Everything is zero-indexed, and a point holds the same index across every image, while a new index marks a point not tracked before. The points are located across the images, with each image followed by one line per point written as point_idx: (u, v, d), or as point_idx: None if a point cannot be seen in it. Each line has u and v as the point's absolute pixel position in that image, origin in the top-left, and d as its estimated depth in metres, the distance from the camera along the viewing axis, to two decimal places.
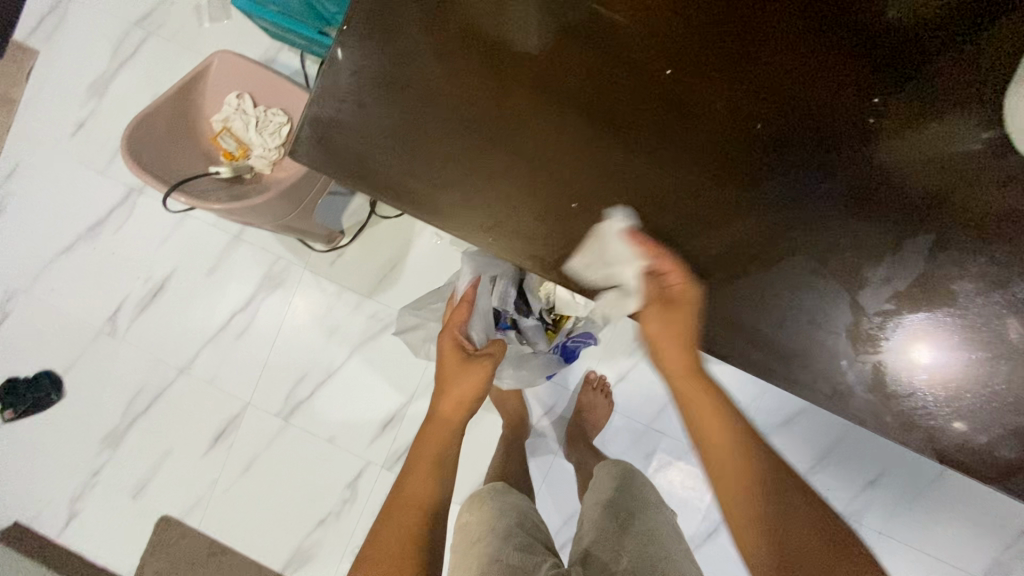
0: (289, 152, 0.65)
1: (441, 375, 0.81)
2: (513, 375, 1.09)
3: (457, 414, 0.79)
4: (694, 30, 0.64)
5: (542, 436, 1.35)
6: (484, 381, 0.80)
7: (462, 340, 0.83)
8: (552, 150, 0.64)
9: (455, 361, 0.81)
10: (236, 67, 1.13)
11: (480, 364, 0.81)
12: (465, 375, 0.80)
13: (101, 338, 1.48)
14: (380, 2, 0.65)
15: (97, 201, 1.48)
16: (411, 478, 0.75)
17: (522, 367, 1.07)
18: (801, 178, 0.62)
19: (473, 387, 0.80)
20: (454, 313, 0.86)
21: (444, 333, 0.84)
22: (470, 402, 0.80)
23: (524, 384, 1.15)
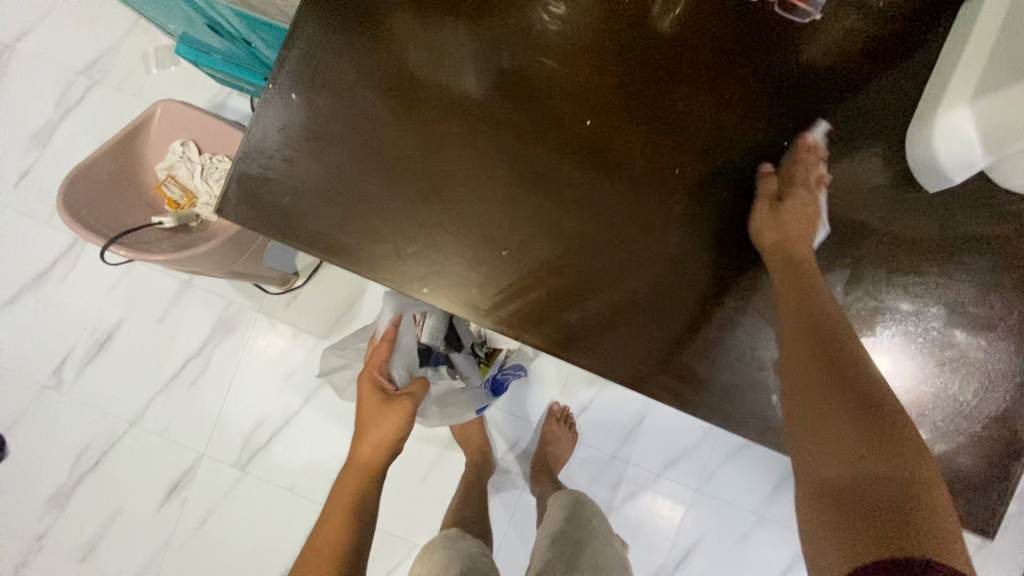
0: (216, 210, 0.64)
1: (360, 417, 0.82)
2: (439, 413, 1.02)
3: (376, 457, 0.79)
4: (614, 80, 0.66)
5: (507, 472, 1.34)
6: (402, 421, 0.80)
7: (382, 380, 0.84)
8: (481, 200, 0.65)
9: (372, 402, 0.81)
10: (180, 116, 1.12)
11: (400, 405, 0.81)
12: (384, 416, 0.80)
13: (46, 393, 1.42)
14: (304, 60, 0.66)
15: (41, 251, 1.43)
16: (325, 525, 0.73)
17: (449, 403, 1.02)
18: (723, 219, 0.65)
19: (391, 428, 0.79)
20: (375, 352, 0.86)
21: (364, 373, 0.85)
22: (390, 443, 0.79)
23: (453, 422, 1.06)
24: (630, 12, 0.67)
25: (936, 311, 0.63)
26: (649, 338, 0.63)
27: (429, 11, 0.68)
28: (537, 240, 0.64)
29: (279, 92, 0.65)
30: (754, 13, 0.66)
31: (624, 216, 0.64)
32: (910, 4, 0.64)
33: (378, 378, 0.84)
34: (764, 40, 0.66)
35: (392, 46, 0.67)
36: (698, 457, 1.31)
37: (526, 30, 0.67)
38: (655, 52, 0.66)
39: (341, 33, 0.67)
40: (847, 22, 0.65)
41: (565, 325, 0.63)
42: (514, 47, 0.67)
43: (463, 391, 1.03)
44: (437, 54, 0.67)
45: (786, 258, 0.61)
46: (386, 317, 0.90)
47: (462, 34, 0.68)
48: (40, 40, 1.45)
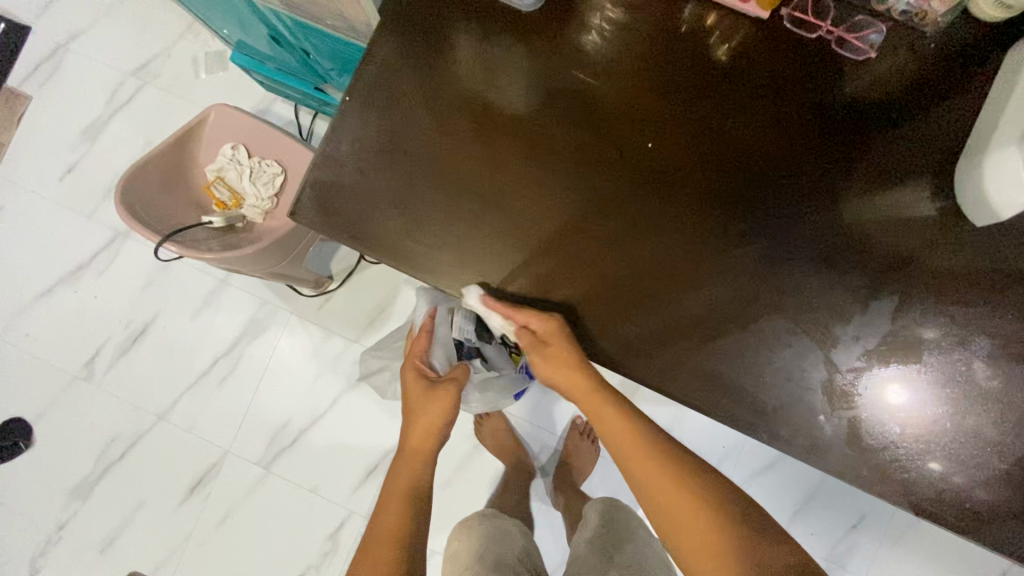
0: (290, 214, 0.67)
1: (407, 408, 0.82)
2: (482, 399, 1.08)
3: (427, 443, 0.80)
4: (667, 105, 0.69)
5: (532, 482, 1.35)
6: (448, 409, 0.80)
7: (425, 369, 0.83)
8: (542, 214, 0.67)
9: (418, 391, 0.81)
10: (233, 120, 1.15)
11: (445, 393, 0.81)
12: (429, 405, 0.80)
13: (76, 384, 1.44)
14: (380, 74, 0.69)
15: (82, 244, 1.47)
16: (383, 512, 0.75)
17: (489, 390, 1.06)
18: (774, 242, 0.67)
19: (437, 416, 0.80)
20: (414, 344, 0.85)
21: (406, 364, 0.84)
22: (439, 429, 0.80)
23: (491, 407, 1.14)
24: (685, 38, 0.69)
25: (981, 341, 0.65)
26: (700, 358, 0.65)
27: (492, 31, 0.71)
28: (593, 257, 0.67)
29: (351, 104, 0.68)
30: (812, 46, 0.68)
31: (674, 235, 0.67)
32: (957, 43, 0.67)
33: (420, 368, 0.83)
34: (819, 72, 0.68)
35: (457, 62, 0.70)
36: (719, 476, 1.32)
37: (583, 53, 0.70)
38: (707, 79, 0.69)
39: (409, 50, 0.70)
40: (894, 59, 0.68)
41: (616, 339, 0.66)
42: (572, 69, 0.70)
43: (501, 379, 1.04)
44: (503, 73, 0.70)
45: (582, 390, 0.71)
46: (423, 308, 0.90)
47: (522, 54, 0.71)
48: (91, 42, 1.50)
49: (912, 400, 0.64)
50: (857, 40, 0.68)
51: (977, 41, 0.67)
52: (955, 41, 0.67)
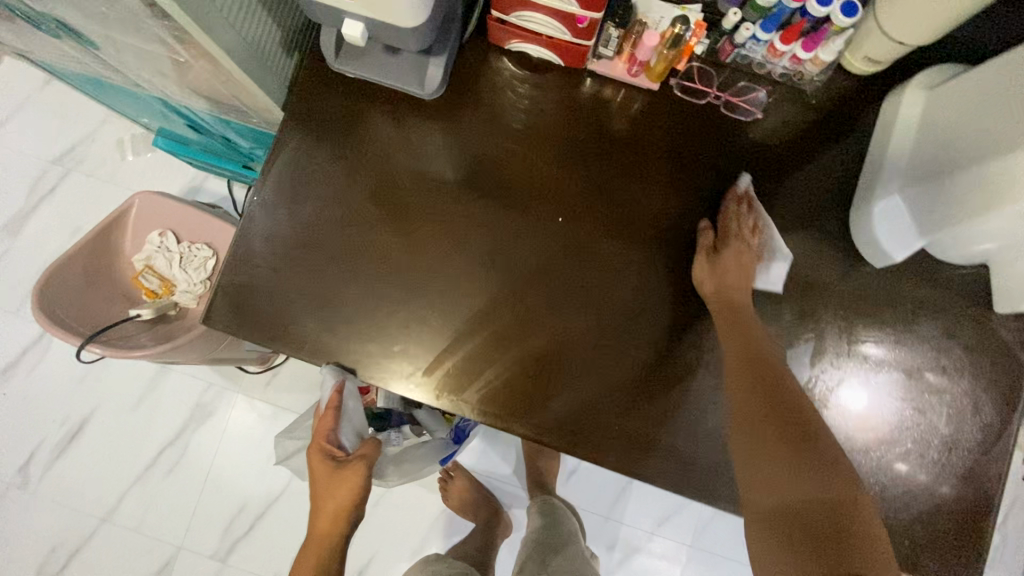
0: (203, 319, 0.66)
1: (314, 490, 0.74)
2: (398, 473, 0.96)
3: (335, 527, 0.74)
4: (574, 175, 0.71)
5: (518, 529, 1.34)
6: (357, 492, 0.73)
7: (331, 449, 0.74)
8: (463, 294, 0.67)
9: (323, 475, 0.73)
10: (157, 207, 1.13)
11: (353, 475, 0.73)
12: (335, 489, 0.72)
13: (9, 493, 1.35)
14: (288, 170, 0.69)
15: (9, 343, 1.40)
16: None
17: (407, 461, 0.97)
18: (692, 299, 0.69)
19: (344, 501, 0.72)
20: (320, 419, 0.74)
21: (313, 442, 0.75)
22: (348, 513, 0.73)
23: (408, 480, 1.03)
24: (587, 109, 0.71)
25: (896, 379, 0.68)
26: (631, 426, 0.66)
27: (399, 112, 0.71)
28: (518, 331, 0.67)
29: (261, 203, 0.68)
30: (704, 108, 0.71)
31: (596, 300, 0.68)
32: (837, 95, 0.71)
33: (325, 448, 0.74)
34: (714, 131, 0.71)
35: (367, 148, 0.70)
36: (689, 514, 1.31)
37: (490, 128, 0.71)
38: (613, 144, 0.71)
39: (317, 142, 0.70)
40: (782, 112, 0.71)
41: (551, 414, 0.66)
42: (483, 143, 0.71)
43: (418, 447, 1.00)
44: (412, 153, 0.71)
45: (727, 304, 0.65)
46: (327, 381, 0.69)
47: (431, 133, 0.71)
48: (9, 132, 1.45)
49: (866, 408, 0.67)
50: (745, 101, 0.70)
51: (857, 92, 0.70)
52: (836, 93, 0.71)
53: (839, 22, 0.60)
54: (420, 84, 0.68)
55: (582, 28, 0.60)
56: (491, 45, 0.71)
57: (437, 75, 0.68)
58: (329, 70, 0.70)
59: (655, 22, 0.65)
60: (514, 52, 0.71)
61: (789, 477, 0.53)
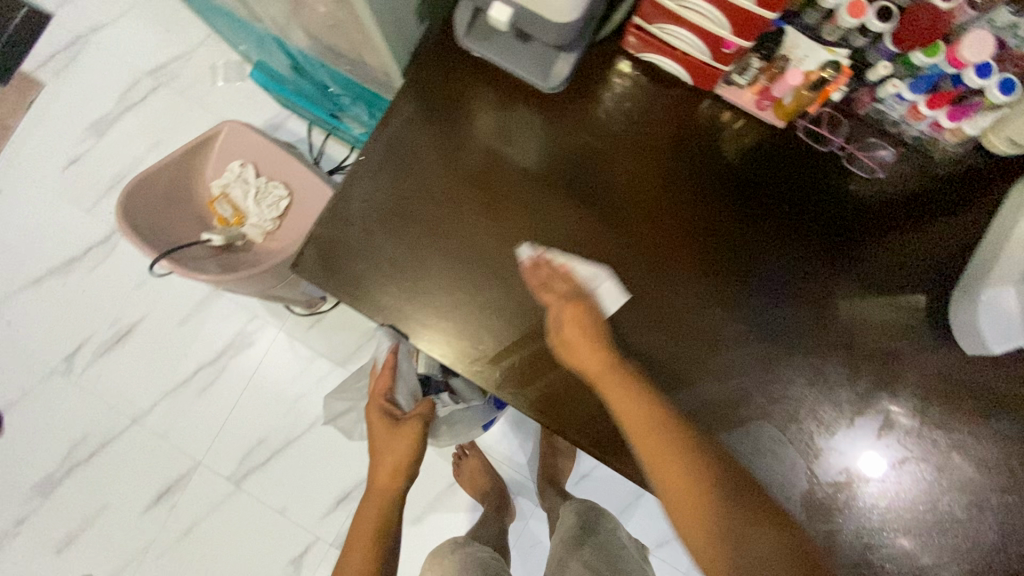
0: (292, 265, 0.68)
1: (372, 448, 0.77)
2: (449, 434, 1.02)
3: (395, 483, 0.74)
4: (673, 193, 0.70)
5: (523, 520, 1.35)
6: (415, 446, 0.75)
7: (389, 408, 0.77)
8: (541, 291, 0.68)
9: (382, 432, 0.76)
10: (243, 137, 1.15)
11: (409, 432, 0.75)
12: (395, 445, 0.75)
13: (53, 378, 1.43)
14: (394, 136, 0.69)
15: (77, 238, 1.46)
16: (348, 554, 0.71)
17: (456, 424, 0.99)
18: (767, 342, 0.68)
19: (403, 457, 0.74)
20: (377, 380, 0.80)
21: (370, 402, 0.79)
22: (408, 469, 0.75)
23: (461, 438, 1.07)
24: (701, 132, 0.70)
25: (961, 469, 0.66)
26: None
27: (509, 100, 0.71)
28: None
29: (362, 165, 0.69)
30: (822, 154, 0.69)
31: (669, 323, 0.68)
32: (964, 168, 0.68)
33: (383, 406, 0.77)
34: (822, 181, 0.69)
35: (473, 128, 0.70)
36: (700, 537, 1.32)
37: (595, 131, 0.70)
38: (716, 172, 0.70)
39: (425, 115, 0.70)
40: (902, 174, 0.69)
41: (605, 428, 0.66)
42: (587, 143, 0.70)
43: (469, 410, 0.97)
44: (513, 140, 0.70)
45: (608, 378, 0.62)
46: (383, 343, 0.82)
47: (537, 124, 0.71)
48: (112, 36, 1.50)
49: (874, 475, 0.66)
50: (870, 157, 0.68)
51: (987, 167, 0.68)
52: (963, 165, 0.68)
53: (994, 97, 0.59)
54: (544, 77, 0.68)
55: (728, 53, 0.59)
56: (620, 49, 0.70)
57: (563, 72, 0.68)
58: (454, 43, 0.70)
59: (800, 58, 0.63)
60: (640, 60, 0.70)
61: (744, 531, 0.56)
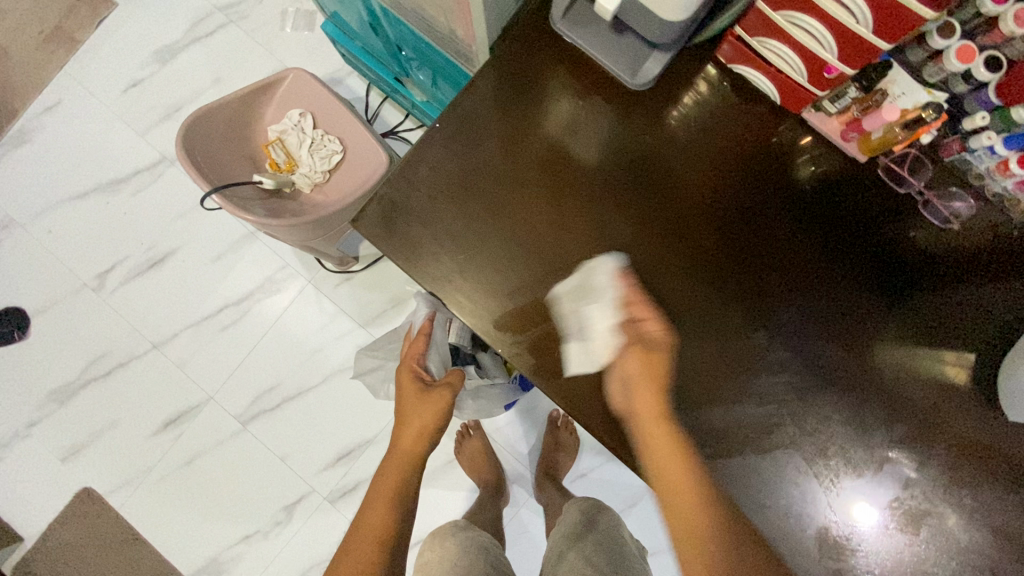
0: (353, 220, 0.68)
1: (399, 410, 0.77)
2: (473, 406, 1.08)
3: (418, 446, 0.74)
4: (736, 209, 0.69)
5: (516, 507, 1.36)
6: (442, 412, 0.76)
7: (420, 372, 0.80)
8: (588, 284, 0.68)
9: (412, 394, 0.77)
10: (306, 86, 1.15)
11: (438, 398, 0.77)
12: (423, 408, 0.76)
13: (83, 292, 1.47)
14: (472, 108, 0.69)
15: (127, 160, 1.48)
16: (366, 512, 0.69)
17: (481, 397, 1.06)
18: (805, 373, 0.67)
19: (428, 420, 0.75)
20: (411, 346, 0.83)
21: (402, 366, 0.82)
22: (432, 434, 0.75)
23: (480, 414, 1.14)
24: (775, 153, 0.69)
25: (984, 534, 0.65)
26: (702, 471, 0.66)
27: (586, 92, 0.70)
28: None
29: (435, 132, 0.69)
30: (891, 196, 0.68)
31: (711, 338, 0.68)
32: None
33: (415, 370, 0.80)
34: (886, 222, 0.68)
35: (547, 111, 0.70)
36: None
37: (666, 137, 0.70)
38: (780, 197, 0.69)
39: (501, 93, 0.70)
40: (971, 227, 0.68)
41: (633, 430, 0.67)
42: (658, 144, 0.70)
43: (492, 387, 1.06)
44: (586, 130, 0.70)
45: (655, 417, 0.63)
46: (421, 314, 0.90)
47: (611, 116, 0.70)
48: None
49: (864, 522, 0.65)
50: (946, 209, 0.67)
51: None
52: None
53: None
54: (632, 73, 0.69)
55: (827, 78, 0.58)
56: (711, 56, 0.70)
57: (652, 72, 0.68)
58: (548, 24, 0.69)
59: (897, 95, 0.61)
60: (728, 69, 0.70)
61: None
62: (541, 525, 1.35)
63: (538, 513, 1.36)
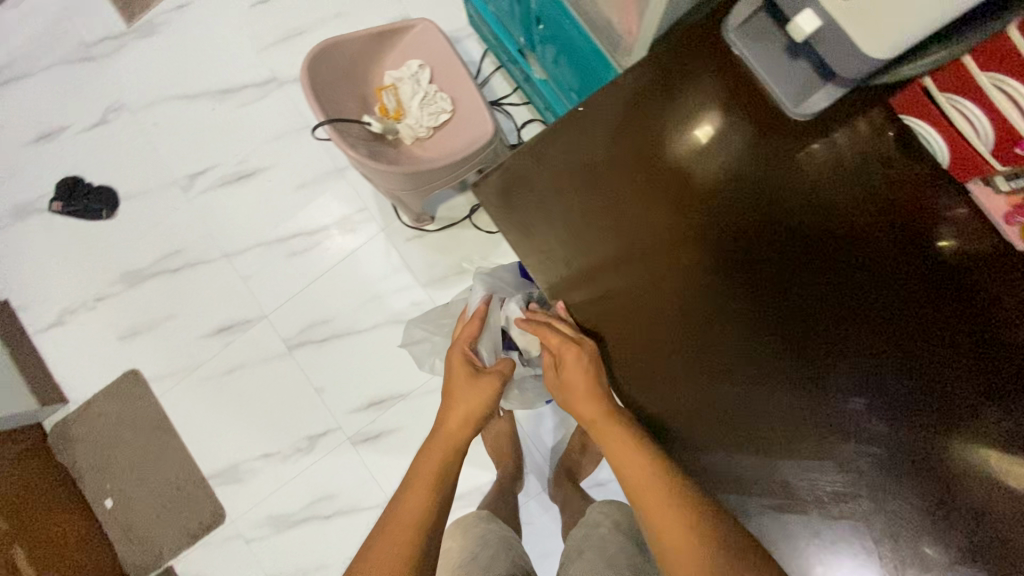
0: (474, 184, 0.71)
1: (447, 392, 0.83)
2: (520, 398, 1.12)
3: (464, 428, 0.79)
4: (853, 257, 0.66)
5: (530, 498, 1.36)
6: (489, 398, 0.82)
7: (471, 355, 0.87)
8: (684, 296, 0.67)
9: (463, 375, 0.84)
10: (433, 41, 1.16)
11: (488, 381, 0.84)
12: (471, 391, 0.82)
13: (172, 188, 1.53)
14: (617, 99, 0.70)
15: (239, 73, 1.53)
16: (407, 492, 0.70)
17: (526, 389, 1.09)
18: (882, 443, 0.63)
19: (476, 405, 0.81)
20: (464, 330, 0.90)
21: (453, 349, 0.88)
22: (479, 417, 0.81)
23: (524, 407, 1.17)
24: (913, 212, 0.66)
25: None
26: (761, 520, 0.64)
27: (735, 107, 0.68)
28: (708, 364, 0.66)
29: (575, 117, 0.70)
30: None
31: (798, 384, 0.65)
32: None
33: (466, 355, 0.87)
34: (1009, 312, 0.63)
35: (684, 113, 0.68)
36: None
37: (801, 171, 0.67)
38: (905, 264, 0.65)
39: (645, 85, 0.69)
40: None
41: (703, 461, 0.65)
42: (791, 172, 0.67)
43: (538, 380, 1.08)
44: (719, 140, 0.68)
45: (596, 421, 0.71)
46: (478, 298, 0.99)
47: (750, 132, 0.68)
48: None
49: None
50: None
51: None
52: None
53: None
54: (795, 100, 0.67)
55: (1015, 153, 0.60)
56: (883, 101, 0.67)
57: (818, 105, 0.66)
58: (718, 31, 0.68)
59: None
60: (899, 119, 0.66)
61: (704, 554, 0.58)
62: (547, 521, 1.35)
63: (547, 508, 1.35)
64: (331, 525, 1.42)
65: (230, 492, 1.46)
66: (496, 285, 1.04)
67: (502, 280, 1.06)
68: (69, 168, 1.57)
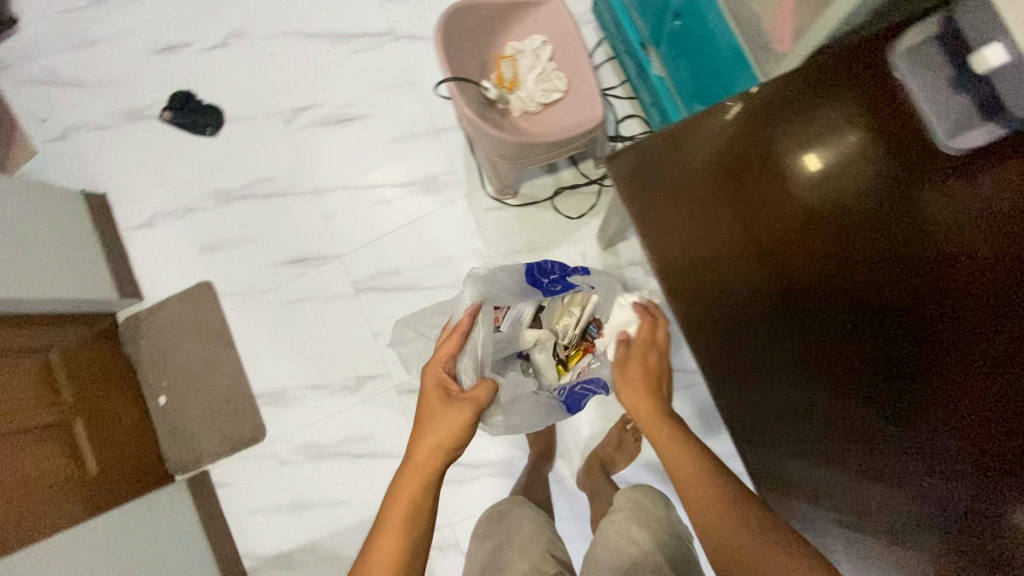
0: (608, 156, 0.74)
1: (419, 423, 0.81)
2: (506, 422, 1.02)
3: (433, 458, 0.77)
4: (972, 299, 0.65)
5: (559, 478, 1.39)
6: (460, 427, 0.79)
7: (445, 378, 0.85)
8: (790, 302, 0.68)
9: (435, 402, 0.82)
10: (561, 20, 1.19)
11: (460, 407, 0.81)
12: (441, 420, 0.80)
13: (274, 119, 1.60)
14: (765, 103, 0.72)
15: (358, 22, 1.58)
16: (379, 535, 0.71)
17: (513, 410, 1.01)
18: (961, 491, 0.62)
19: (446, 435, 0.78)
20: (442, 347, 0.87)
21: (427, 372, 0.86)
22: (448, 450, 0.78)
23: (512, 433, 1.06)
24: None
25: None
26: (833, 532, 0.65)
27: (880, 129, 0.69)
28: (804, 372, 0.67)
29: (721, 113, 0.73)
30: None
31: (889, 411, 0.65)
32: None
33: (442, 377, 0.85)
34: None
35: (825, 127, 0.70)
36: None
37: (933, 204, 0.67)
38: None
39: (796, 95, 0.72)
40: None
41: (783, 464, 0.66)
42: (924, 203, 0.67)
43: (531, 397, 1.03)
44: (856, 160, 0.69)
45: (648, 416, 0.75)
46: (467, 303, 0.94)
47: (889, 156, 0.68)
48: None
49: None
50: None
51: None
52: None
53: None
54: (951, 132, 0.66)
55: None
56: None
57: (973, 141, 0.66)
58: (883, 55, 0.70)
59: None
60: None
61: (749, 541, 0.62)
62: (570, 503, 1.38)
63: (572, 492, 1.38)
64: (363, 464, 1.48)
65: (275, 413, 1.53)
66: (488, 293, 0.97)
67: (498, 285, 1.00)
68: (183, 82, 1.66)
